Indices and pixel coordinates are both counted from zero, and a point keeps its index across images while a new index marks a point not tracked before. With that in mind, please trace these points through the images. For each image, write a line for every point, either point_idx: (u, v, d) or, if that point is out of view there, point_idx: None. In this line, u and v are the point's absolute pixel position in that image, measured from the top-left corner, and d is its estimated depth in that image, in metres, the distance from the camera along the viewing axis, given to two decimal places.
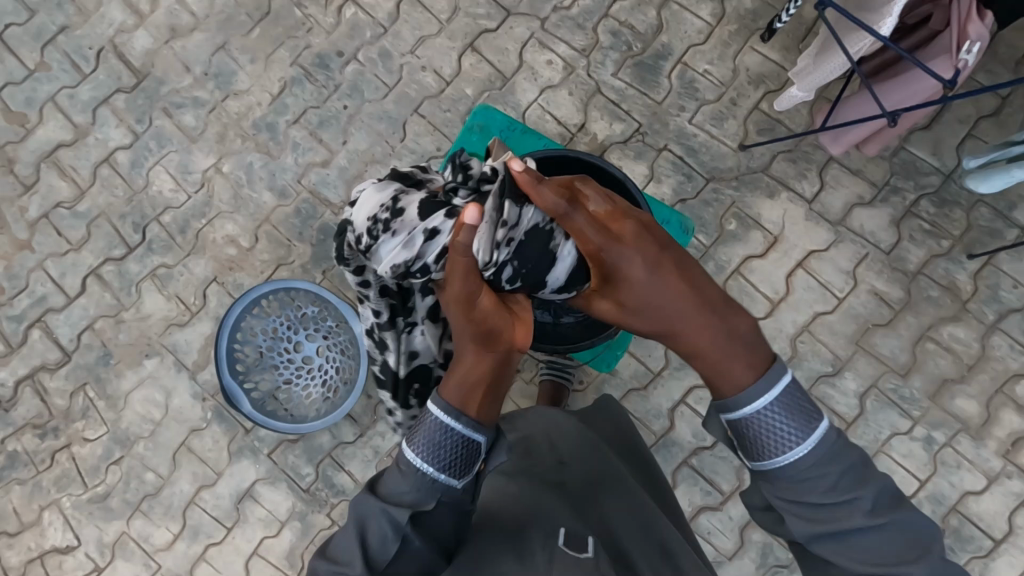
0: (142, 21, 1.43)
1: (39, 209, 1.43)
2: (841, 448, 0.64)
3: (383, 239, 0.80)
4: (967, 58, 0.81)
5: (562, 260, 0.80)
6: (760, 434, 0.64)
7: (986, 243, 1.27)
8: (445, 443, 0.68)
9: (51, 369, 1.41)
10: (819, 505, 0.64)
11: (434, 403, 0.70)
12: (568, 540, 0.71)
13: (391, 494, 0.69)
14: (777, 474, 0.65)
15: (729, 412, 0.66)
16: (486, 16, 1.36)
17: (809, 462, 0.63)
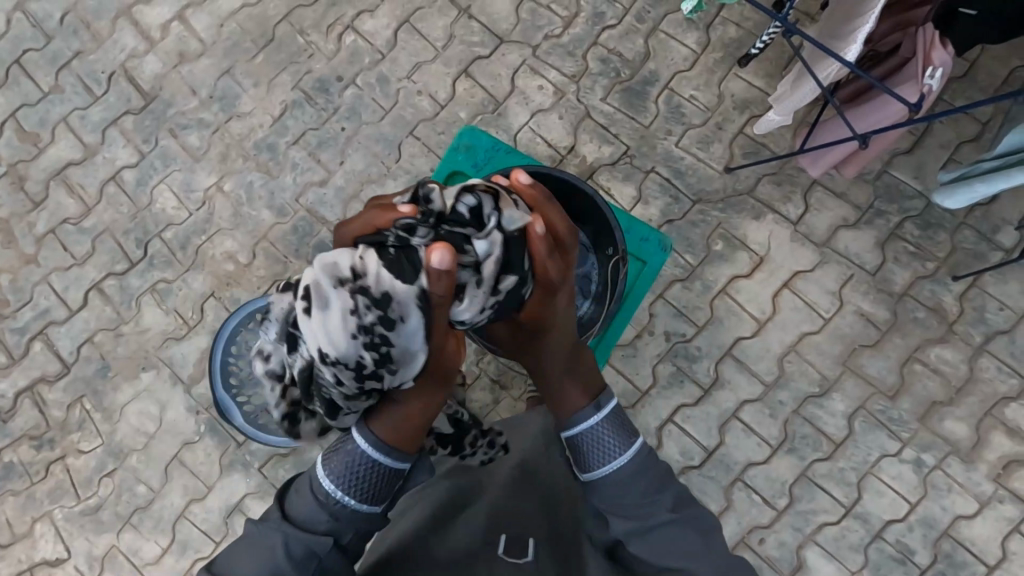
0: (152, 46, 1.50)
1: (46, 224, 1.47)
2: (646, 462, 0.81)
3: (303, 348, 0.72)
4: (931, 82, 0.84)
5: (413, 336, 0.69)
6: (590, 446, 0.82)
7: (972, 265, 1.28)
8: (364, 475, 0.77)
9: (51, 381, 1.44)
10: (624, 504, 0.79)
11: (363, 437, 0.78)
12: (506, 549, 0.78)
13: (304, 521, 0.76)
14: (603, 481, 0.81)
15: (568, 430, 0.84)
16: (481, 43, 1.41)
17: (626, 470, 0.80)
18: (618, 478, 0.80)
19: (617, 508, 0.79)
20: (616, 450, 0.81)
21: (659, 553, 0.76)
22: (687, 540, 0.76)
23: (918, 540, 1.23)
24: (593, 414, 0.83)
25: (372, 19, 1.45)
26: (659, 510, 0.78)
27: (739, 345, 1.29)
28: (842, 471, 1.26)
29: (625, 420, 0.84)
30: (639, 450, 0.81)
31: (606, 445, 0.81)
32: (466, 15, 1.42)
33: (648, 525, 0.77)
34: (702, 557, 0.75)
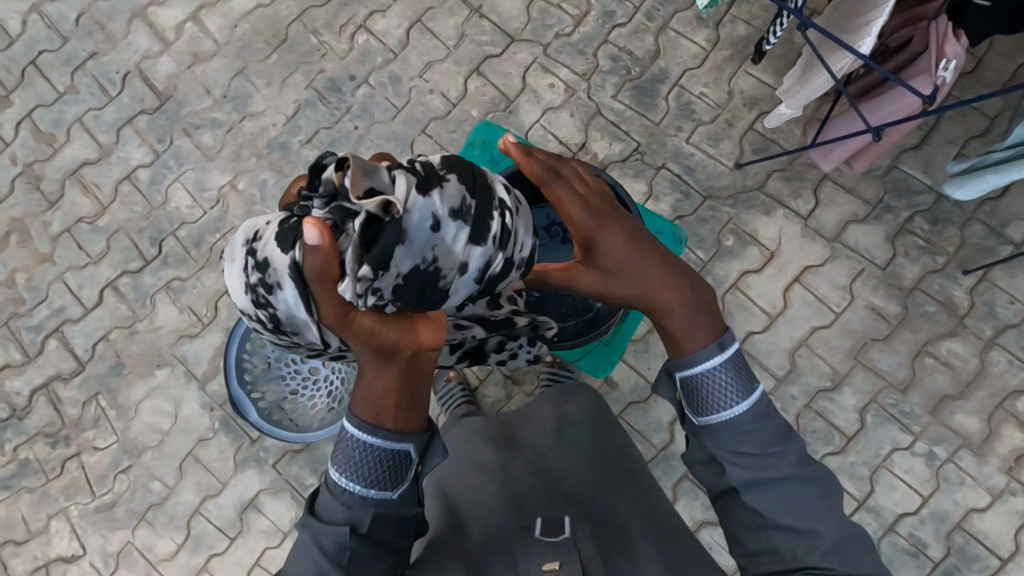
0: (166, 47, 1.51)
1: (61, 223, 1.49)
2: (765, 413, 0.74)
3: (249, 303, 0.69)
4: (944, 75, 0.85)
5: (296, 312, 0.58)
6: (709, 389, 0.74)
7: (981, 259, 1.29)
8: (365, 461, 0.69)
9: (66, 378, 1.45)
10: (748, 456, 0.73)
11: (350, 423, 0.69)
12: (543, 528, 0.75)
13: (326, 514, 0.71)
14: (721, 425, 0.74)
15: (685, 368, 0.74)
16: (491, 42, 1.42)
17: (748, 416, 0.73)
18: (739, 424, 0.73)
19: (736, 457, 0.73)
20: (736, 395, 0.73)
21: (782, 507, 0.72)
22: (813, 499, 0.72)
23: (931, 533, 1.24)
24: (715, 354, 0.73)
25: (383, 19, 1.47)
26: (782, 465, 0.72)
27: (750, 340, 1.30)
28: (853, 465, 1.26)
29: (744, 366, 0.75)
30: (759, 398, 0.74)
31: (723, 386, 0.73)
32: (477, 15, 1.44)
33: (773, 480, 0.72)
34: (829, 516, 0.71)
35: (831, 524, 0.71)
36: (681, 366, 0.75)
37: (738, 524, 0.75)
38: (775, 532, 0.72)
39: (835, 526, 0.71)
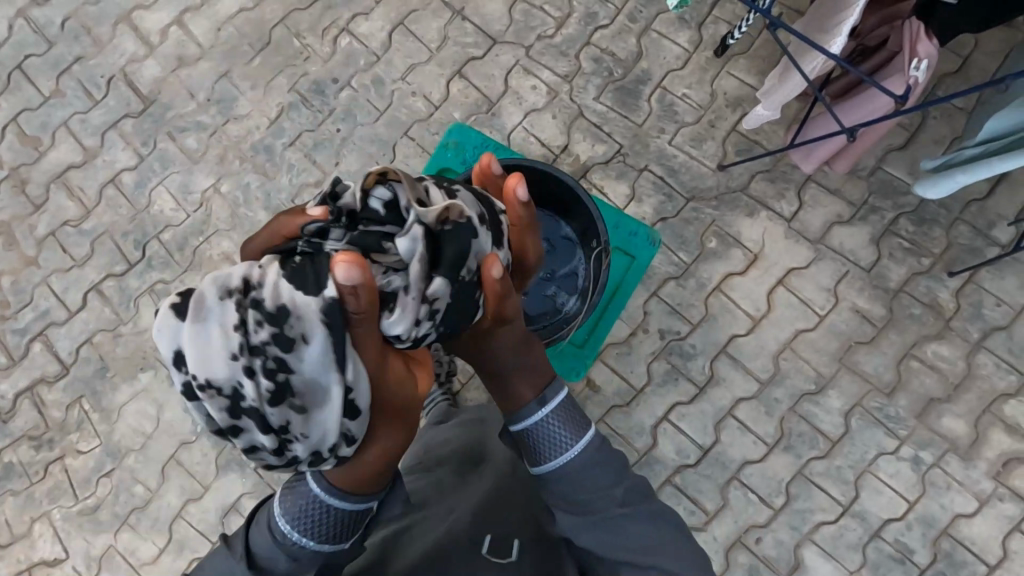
0: (151, 51, 1.52)
1: (47, 226, 1.49)
2: (600, 456, 0.80)
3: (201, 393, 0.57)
4: (916, 74, 0.83)
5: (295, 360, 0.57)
6: (540, 442, 0.80)
7: (967, 260, 1.27)
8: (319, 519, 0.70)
9: (50, 381, 1.45)
10: (580, 500, 0.79)
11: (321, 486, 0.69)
12: (491, 547, 0.78)
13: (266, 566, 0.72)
14: (556, 475, 0.79)
15: (519, 424, 0.81)
16: (474, 45, 1.42)
17: (576, 465, 0.79)
18: (568, 471, 0.79)
19: (570, 503, 0.79)
20: (567, 441, 0.79)
21: (617, 543, 0.77)
22: (647, 527, 0.78)
23: (918, 538, 1.22)
24: (538, 410, 0.80)
25: (367, 22, 1.47)
26: (611, 501, 0.78)
27: (734, 343, 1.29)
28: (839, 469, 1.25)
29: (573, 409, 0.83)
30: (592, 442, 0.80)
31: (557, 439, 0.80)
32: (460, 17, 1.44)
33: (608, 519, 0.77)
34: (667, 549, 0.76)
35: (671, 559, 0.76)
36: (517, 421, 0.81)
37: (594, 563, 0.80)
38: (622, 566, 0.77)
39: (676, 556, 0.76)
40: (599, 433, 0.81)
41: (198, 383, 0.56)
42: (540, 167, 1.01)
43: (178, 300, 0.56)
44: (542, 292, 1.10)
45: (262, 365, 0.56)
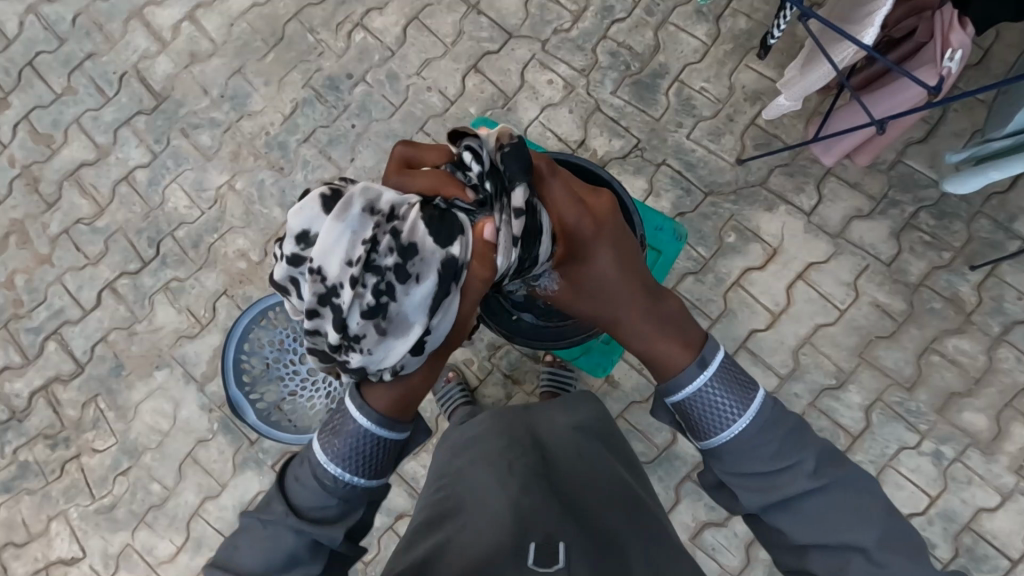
0: (164, 48, 1.51)
1: (60, 225, 1.49)
2: (772, 418, 0.74)
3: (338, 292, 0.61)
4: (950, 65, 0.83)
5: (421, 301, 0.64)
6: (702, 411, 0.75)
7: (988, 254, 1.26)
8: (368, 452, 0.72)
9: (65, 380, 1.45)
10: (760, 475, 0.73)
11: (364, 415, 0.71)
12: (538, 557, 0.68)
13: (312, 510, 0.72)
14: (726, 446, 0.74)
15: (673, 395, 0.76)
16: (489, 39, 1.41)
17: (749, 434, 0.73)
18: (741, 441, 0.73)
19: (750, 478, 0.74)
20: (733, 413, 0.74)
21: (813, 520, 0.71)
22: (842, 500, 0.71)
23: (939, 533, 1.22)
24: (697, 375, 0.75)
25: (380, 17, 1.46)
26: (794, 475, 0.72)
27: (753, 338, 1.28)
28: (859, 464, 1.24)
29: (736, 371, 0.76)
30: (759, 407, 0.74)
31: (722, 412, 0.74)
32: (475, 11, 1.43)
33: (796, 494, 0.71)
34: (865, 520, 0.69)
35: (868, 534, 0.69)
36: (670, 393, 0.77)
37: (780, 541, 0.75)
38: (813, 548, 0.71)
39: (875, 531, 0.69)
40: (769, 394, 0.75)
41: (320, 266, 0.60)
42: (572, 160, 1.00)
43: (328, 195, 0.60)
44: None
45: (371, 283, 0.61)
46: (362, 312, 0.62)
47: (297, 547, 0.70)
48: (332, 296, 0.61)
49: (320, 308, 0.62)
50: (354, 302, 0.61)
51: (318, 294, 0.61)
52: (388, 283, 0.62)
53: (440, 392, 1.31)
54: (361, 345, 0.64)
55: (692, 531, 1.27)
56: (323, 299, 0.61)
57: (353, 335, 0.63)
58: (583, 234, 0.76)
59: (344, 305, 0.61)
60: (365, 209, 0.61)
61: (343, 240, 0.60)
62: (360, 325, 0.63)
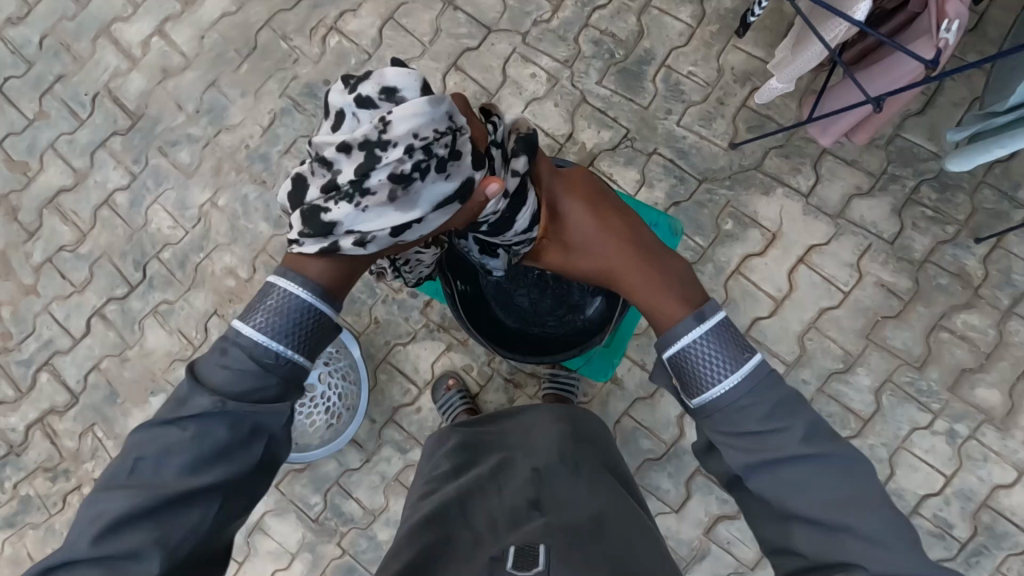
0: (134, 64, 1.46)
1: (43, 253, 1.46)
2: (762, 383, 0.68)
3: (390, 148, 0.59)
4: (947, 36, 0.79)
5: (423, 203, 0.62)
6: (696, 365, 0.70)
7: (993, 226, 1.23)
8: (303, 325, 0.69)
9: (60, 411, 1.43)
10: (749, 436, 0.68)
11: (304, 287, 0.69)
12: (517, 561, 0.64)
13: (242, 393, 0.67)
14: (716, 406, 0.69)
15: (669, 347, 0.71)
16: (468, 35, 1.37)
17: (739, 394, 0.68)
18: (731, 401, 0.68)
19: (738, 439, 0.68)
20: (724, 368, 0.68)
21: (795, 490, 0.66)
22: (840, 482, 0.65)
23: (957, 513, 1.20)
24: (694, 325, 0.70)
25: (355, 19, 1.41)
26: (786, 444, 0.66)
27: (757, 326, 1.25)
28: (872, 449, 1.22)
29: (734, 332, 0.71)
30: (753, 369, 0.68)
31: (713, 362, 0.69)
32: (452, 7, 1.38)
33: (783, 459, 0.66)
34: (859, 506, 0.64)
35: (865, 520, 0.63)
36: (663, 343, 0.72)
37: (758, 507, 0.70)
38: (799, 525, 0.66)
39: (877, 522, 0.63)
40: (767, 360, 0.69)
41: (393, 117, 0.59)
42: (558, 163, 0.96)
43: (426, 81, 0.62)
44: (563, 295, 1.05)
45: (417, 158, 0.60)
46: (387, 175, 0.60)
47: (230, 440, 0.66)
48: (377, 146, 0.59)
49: (358, 149, 0.60)
50: (390, 164, 0.59)
51: (364, 139, 0.59)
52: (422, 173, 0.61)
53: (441, 400, 1.28)
54: (356, 198, 0.61)
55: (705, 526, 1.25)
56: (369, 144, 0.59)
57: (363, 191, 0.61)
58: (556, 195, 0.80)
59: (384, 160, 0.59)
60: (449, 109, 0.61)
61: (426, 117, 0.59)
62: (379, 186, 0.60)
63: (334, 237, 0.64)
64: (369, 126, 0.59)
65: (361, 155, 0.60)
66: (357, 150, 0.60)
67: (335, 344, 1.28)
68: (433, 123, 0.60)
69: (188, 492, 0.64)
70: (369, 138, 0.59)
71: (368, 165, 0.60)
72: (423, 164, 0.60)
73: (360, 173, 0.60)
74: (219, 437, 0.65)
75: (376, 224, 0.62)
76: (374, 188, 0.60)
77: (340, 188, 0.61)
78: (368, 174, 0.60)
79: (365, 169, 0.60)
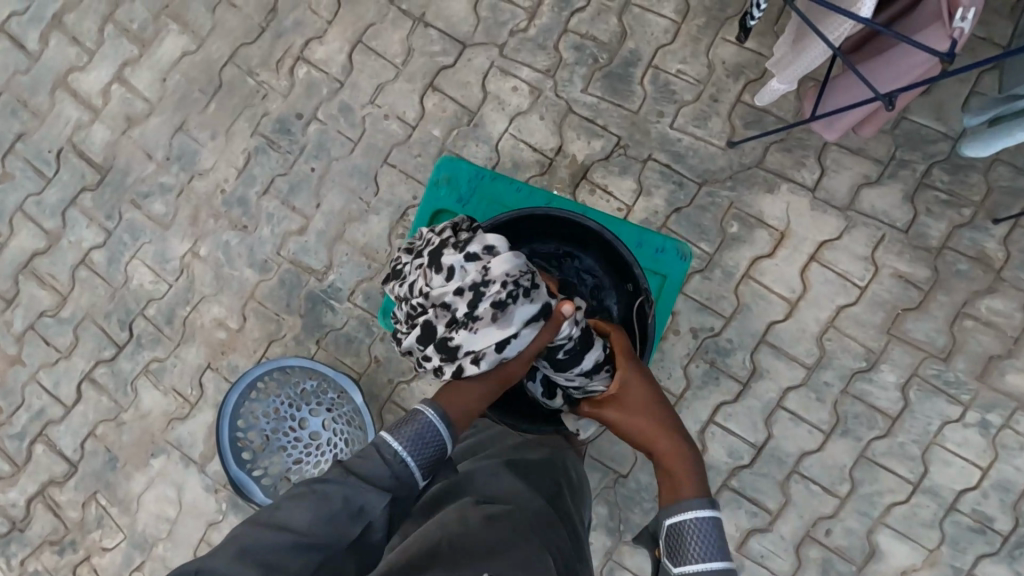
0: (96, 115, 1.39)
1: (24, 320, 1.40)
2: None
3: (492, 281, 0.72)
4: (963, 24, 0.72)
5: (517, 324, 0.72)
6: (690, 539, 0.64)
7: (1010, 204, 1.17)
8: (432, 442, 0.68)
9: (60, 482, 1.38)
10: None
11: (431, 408, 0.69)
12: None
13: (369, 476, 0.65)
14: None
15: (672, 515, 0.65)
16: (443, 52, 1.30)
17: None
18: None
19: None
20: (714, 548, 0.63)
21: None
22: None
23: (996, 505, 1.15)
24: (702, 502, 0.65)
25: (322, 46, 1.34)
26: None
27: (772, 330, 1.20)
28: (902, 447, 1.17)
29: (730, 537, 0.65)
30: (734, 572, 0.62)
31: (706, 541, 0.63)
32: (422, 24, 1.31)
33: None
34: None
35: None
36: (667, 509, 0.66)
37: None
38: None
39: None
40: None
41: (491, 262, 0.73)
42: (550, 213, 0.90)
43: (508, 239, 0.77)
44: None
45: (511, 286, 0.72)
46: (489, 303, 0.71)
47: (342, 510, 0.62)
48: (480, 283, 0.72)
49: (467, 287, 0.72)
50: (493, 294, 0.71)
51: (471, 277, 0.72)
52: (516, 298, 0.72)
53: None
54: (467, 325, 0.72)
55: (737, 541, 1.20)
56: (475, 282, 0.72)
57: (473, 319, 0.71)
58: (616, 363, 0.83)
59: (487, 291, 0.72)
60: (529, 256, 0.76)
61: (513, 256, 0.74)
62: (485, 312, 0.71)
63: (450, 361, 0.73)
64: (473, 268, 0.73)
65: (470, 291, 0.72)
66: (465, 289, 0.72)
67: (336, 391, 1.27)
68: (519, 259, 0.74)
69: (333, 540, 0.60)
70: (474, 276, 0.72)
71: (476, 295, 0.72)
72: (516, 288, 0.72)
73: (470, 306, 0.72)
74: (354, 508, 0.62)
75: (485, 346, 0.71)
76: (480, 315, 0.71)
77: (454, 320, 0.72)
78: (475, 303, 0.72)
79: (473, 301, 0.72)
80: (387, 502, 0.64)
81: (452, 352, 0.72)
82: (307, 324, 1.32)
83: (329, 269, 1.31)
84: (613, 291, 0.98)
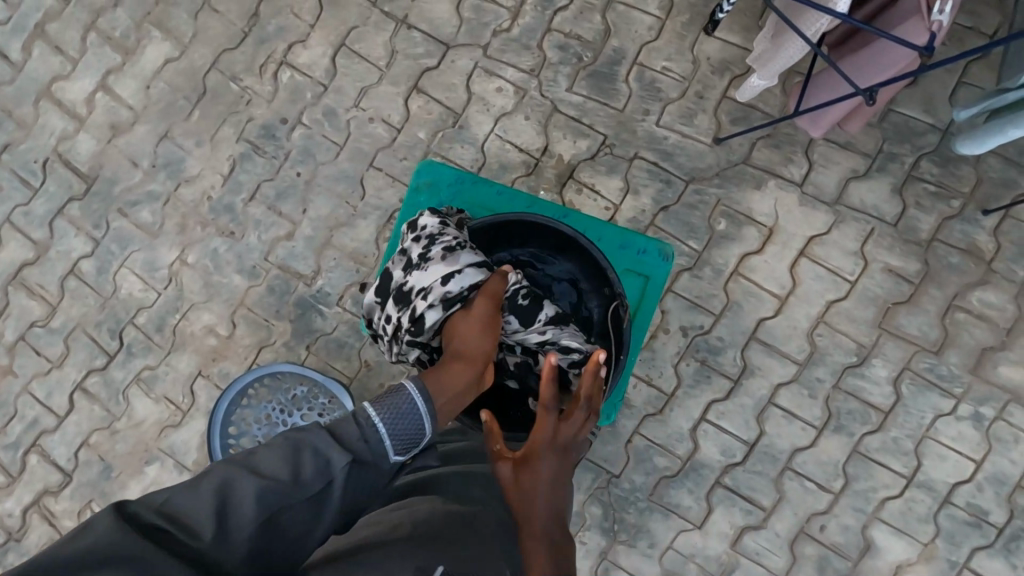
0: (82, 124, 1.39)
1: (15, 331, 1.40)
2: None
3: (443, 231, 0.89)
4: (941, 18, 0.72)
5: (462, 264, 0.86)
6: None
7: (1001, 196, 1.16)
8: (410, 415, 0.73)
9: (55, 492, 1.38)
10: None
11: (412, 380, 0.76)
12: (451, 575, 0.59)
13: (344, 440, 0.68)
14: None
15: None
16: (426, 54, 1.29)
17: None
18: None
19: None
20: None
21: None
22: None
23: (991, 499, 1.15)
24: None
25: (305, 51, 1.33)
26: None
27: (763, 327, 1.19)
28: (896, 442, 1.17)
29: None
30: None
31: None
32: (405, 26, 1.31)
33: None
34: None
35: None
36: None
37: None
38: None
39: None
40: None
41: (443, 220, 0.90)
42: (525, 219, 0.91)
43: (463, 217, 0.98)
44: None
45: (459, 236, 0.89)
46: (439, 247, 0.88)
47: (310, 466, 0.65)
48: (433, 234, 0.89)
49: (421, 236, 0.89)
50: (443, 240, 0.88)
51: (425, 230, 0.90)
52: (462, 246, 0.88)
53: None
54: (419, 267, 0.87)
55: (731, 538, 1.19)
56: (429, 233, 0.89)
57: (423, 261, 0.87)
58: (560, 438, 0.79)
59: (439, 239, 0.88)
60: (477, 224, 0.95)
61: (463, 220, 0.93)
62: (434, 254, 0.87)
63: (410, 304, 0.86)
64: (427, 224, 0.90)
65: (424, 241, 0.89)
66: (421, 240, 0.89)
67: (327, 396, 1.26)
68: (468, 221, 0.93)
69: (296, 489, 0.63)
70: (428, 229, 0.90)
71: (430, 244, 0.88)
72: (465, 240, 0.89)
73: (424, 252, 0.88)
74: (321, 465, 0.65)
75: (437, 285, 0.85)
76: (431, 257, 0.87)
77: (410, 265, 0.88)
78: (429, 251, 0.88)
79: (427, 247, 0.88)
80: (350, 461, 0.67)
81: (409, 296, 0.87)
82: (297, 329, 1.31)
83: (317, 274, 1.31)
84: (594, 296, 0.98)
